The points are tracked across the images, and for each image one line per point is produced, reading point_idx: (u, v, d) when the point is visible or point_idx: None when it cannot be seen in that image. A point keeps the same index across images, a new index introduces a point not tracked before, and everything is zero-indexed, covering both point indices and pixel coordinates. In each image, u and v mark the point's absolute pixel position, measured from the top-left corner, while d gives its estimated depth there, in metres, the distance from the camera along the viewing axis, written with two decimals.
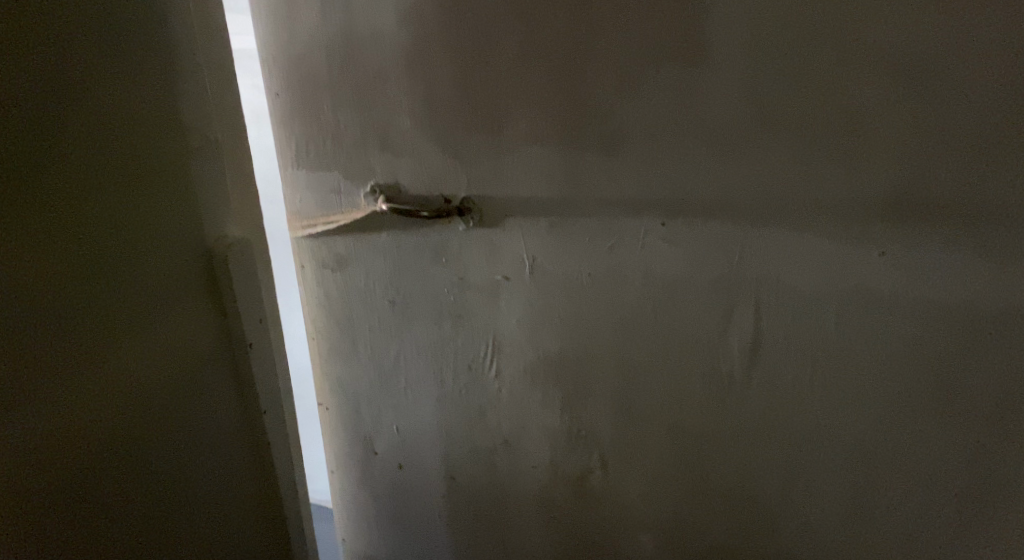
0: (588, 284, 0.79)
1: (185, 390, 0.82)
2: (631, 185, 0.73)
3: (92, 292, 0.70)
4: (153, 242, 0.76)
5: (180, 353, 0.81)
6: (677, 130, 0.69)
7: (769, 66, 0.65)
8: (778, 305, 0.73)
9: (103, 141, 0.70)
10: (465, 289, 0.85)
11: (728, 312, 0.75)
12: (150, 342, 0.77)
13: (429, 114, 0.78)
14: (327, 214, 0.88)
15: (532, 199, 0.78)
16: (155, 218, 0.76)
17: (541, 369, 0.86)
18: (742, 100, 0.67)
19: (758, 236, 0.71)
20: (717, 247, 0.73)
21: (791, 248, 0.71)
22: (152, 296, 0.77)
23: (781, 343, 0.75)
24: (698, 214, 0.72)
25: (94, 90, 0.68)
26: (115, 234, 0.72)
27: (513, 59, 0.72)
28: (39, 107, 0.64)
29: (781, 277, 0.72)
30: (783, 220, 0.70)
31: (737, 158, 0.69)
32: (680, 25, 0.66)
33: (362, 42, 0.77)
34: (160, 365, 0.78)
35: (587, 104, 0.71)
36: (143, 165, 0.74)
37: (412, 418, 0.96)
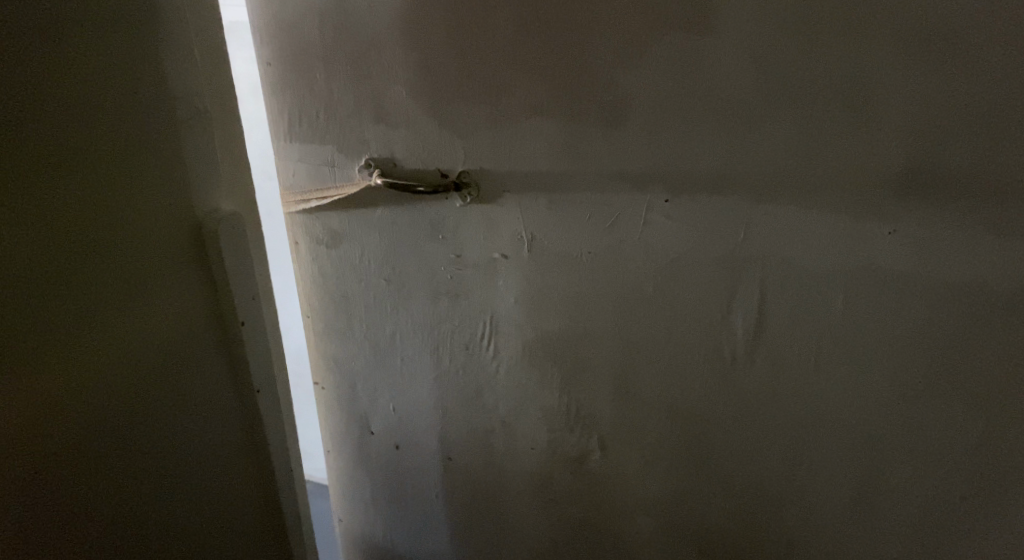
0: (588, 263, 0.77)
1: (177, 369, 0.81)
2: (634, 158, 0.70)
3: (84, 272, 0.69)
4: (139, 215, 0.74)
5: (171, 330, 0.79)
6: (684, 98, 0.66)
7: (783, 28, 0.61)
8: (786, 284, 0.71)
9: (92, 118, 0.68)
10: (462, 266, 0.83)
11: (734, 290, 0.72)
12: (136, 318, 0.75)
13: (424, 85, 0.75)
14: (320, 189, 0.86)
15: (531, 173, 0.75)
16: (142, 190, 0.74)
17: (539, 350, 0.84)
18: (754, 66, 0.63)
19: (765, 213, 0.68)
20: (723, 225, 0.70)
21: (800, 225, 0.68)
22: (139, 271, 0.75)
23: (787, 323, 0.72)
24: (703, 190, 0.69)
25: (75, 55, 0.66)
26: (99, 207, 0.70)
27: (512, 22, 0.69)
28: (27, 84, 0.62)
29: (789, 256, 0.69)
30: (791, 197, 0.67)
31: (745, 131, 0.65)
32: None
33: (356, 9, 0.74)
34: (148, 341, 0.77)
35: (589, 75, 0.68)
36: (134, 142, 0.72)
37: (408, 397, 0.95)
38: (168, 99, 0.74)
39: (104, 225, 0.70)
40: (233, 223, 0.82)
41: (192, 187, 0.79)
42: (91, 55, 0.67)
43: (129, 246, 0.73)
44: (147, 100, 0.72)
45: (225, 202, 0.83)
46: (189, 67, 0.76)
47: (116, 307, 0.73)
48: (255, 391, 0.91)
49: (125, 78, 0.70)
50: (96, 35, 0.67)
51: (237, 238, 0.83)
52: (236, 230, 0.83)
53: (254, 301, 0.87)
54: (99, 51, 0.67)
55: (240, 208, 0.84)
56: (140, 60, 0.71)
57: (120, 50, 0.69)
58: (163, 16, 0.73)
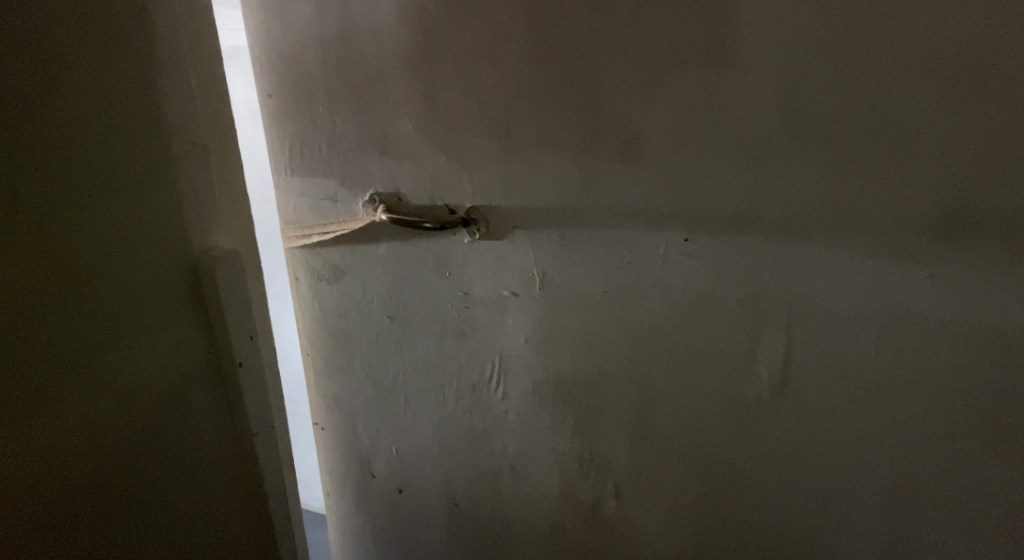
0: (603, 303, 0.73)
1: (171, 413, 0.77)
2: (651, 195, 0.67)
3: (79, 315, 0.66)
4: (134, 253, 0.70)
5: (165, 372, 0.75)
6: (704, 131, 0.63)
7: (808, 59, 0.59)
8: (811, 326, 0.67)
9: (88, 155, 0.65)
10: (470, 303, 0.80)
11: (757, 332, 0.69)
12: (129, 360, 0.71)
13: (431, 118, 0.73)
14: (322, 224, 0.84)
15: (542, 209, 0.72)
16: (137, 226, 0.70)
17: (550, 392, 0.80)
18: (779, 99, 0.60)
19: (790, 252, 0.65)
20: (745, 266, 0.67)
21: (827, 265, 0.65)
22: (132, 310, 0.71)
23: (814, 367, 0.69)
24: (724, 228, 0.66)
25: (67, 87, 0.62)
26: (91, 246, 0.66)
27: (524, 52, 0.66)
28: (30, 118, 0.60)
29: (815, 296, 0.66)
30: (818, 237, 0.64)
31: (768, 169, 0.63)
32: (707, 23, 0.60)
33: (360, 40, 0.72)
34: (141, 384, 0.73)
35: (603, 110, 0.66)
36: (130, 178, 0.69)
37: (411, 438, 0.92)
38: (165, 132, 0.71)
39: (97, 264, 0.67)
40: (232, 259, 0.79)
41: (188, 224, 0.75)
42: (83, 88, 0.63)
43: (122, 285, 0.70)
44: (142, 133, 0.69)
45: (222, 238, 0.79)
46: (187, 101, 0.73)
47: (108, 349, 0.69)
48: (253, 434, 0.87)
49: (120, 111, 0.67)
50: (90, 66, 0.64)
51: (235, 274, 0.80)
52: (234, 268, 0.79)
53: (251, 340, 0.84)
54: (92, 83, 0.64)
55: (237, 244, 0.81)
56: (136, 91, 0.68)
57: (115, 82, 0.66)
58: (161, 46, 0.70)
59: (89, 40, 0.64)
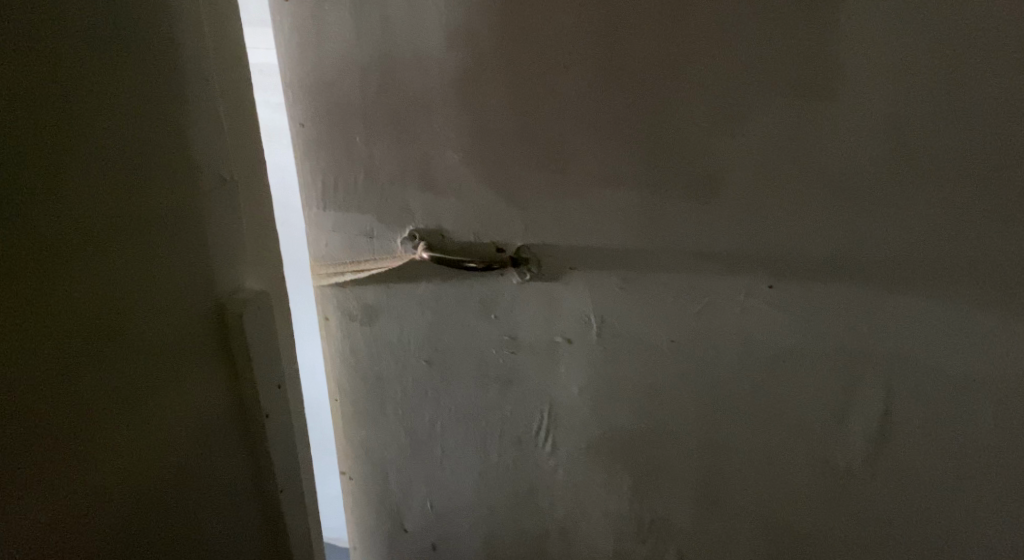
0: (670, 352, 0.67)
1: (192, 467, 0.70)
2: (728, 237, 0.61)
3: (96, 364, 0.59)
4: (157, 302, 0.64)
5: (185, 427, 0.69)
6: (789, 167, 0.57)
7: (914, 87, 0.53)
8: (905, 376, 0.61)
9: (110, 191, 0.58)
10: (517, 349, 0.74)
11: (847, 384, 0.63)
12: (148, 420, 0.65)
13: (480, 149, 0.67)
14: (356, 261, 0.78)
15: (602, 249, 0.66)
16: (159, 273, 0.64)
17: (606, 447, 0.74)
18: (878, 132, 0.54)
19: (886, 301, 0.59)
20: (837, 318, 0.61)
21: (926, 312, 0.58)
22: (151, 366, 0.64)
23: (908, 417, 0.63)
24: (812, 275, 0.60)
25: (89, 116, 0.56)
26: (108, 298, 0.59)
27: (587, 79, 0.60)
28: (37, 144, 0.53)
29: (915, 352, 0.60)
30: (920, 287, 0.58)
31: (865, 212, 0.57)
32: (800, 47, 0.53)
33: (404, 65, 0.66)
34: (158, 446, 0.66)
35: (676, 142, 0.59)
36: (154, 213, 0.62)
37: (448, 492, 0.85)
38: (191, 169, 0.65)
39: (114, 319, 0.60)
40: (262, 303, 0.73)
41: (215, 267, 0.69)
42: (106, 125, 0.57)
43: (141, 339, 0.63)
44: (168, 172, 0.63)
45: (251, 279, 0.73)
46: (217, 131, 0.67)
47: (123, 412, 0.62)
48: (280, 490, 0.81)
49: (145, 149, 0.61)
50: (114, 101, 0.58)
51: (264, 320, 0.73)
52: (263, 311, 0.73)
53: (280, 389, 0.77)
54: (116, 119, 0.58)
55: (265, 285, 0.75)
56: (162, 125, 0.62)
57: (139, 116, 0.60)
58: (189, 74, 0.64)
59: (112, 71, 0.57)
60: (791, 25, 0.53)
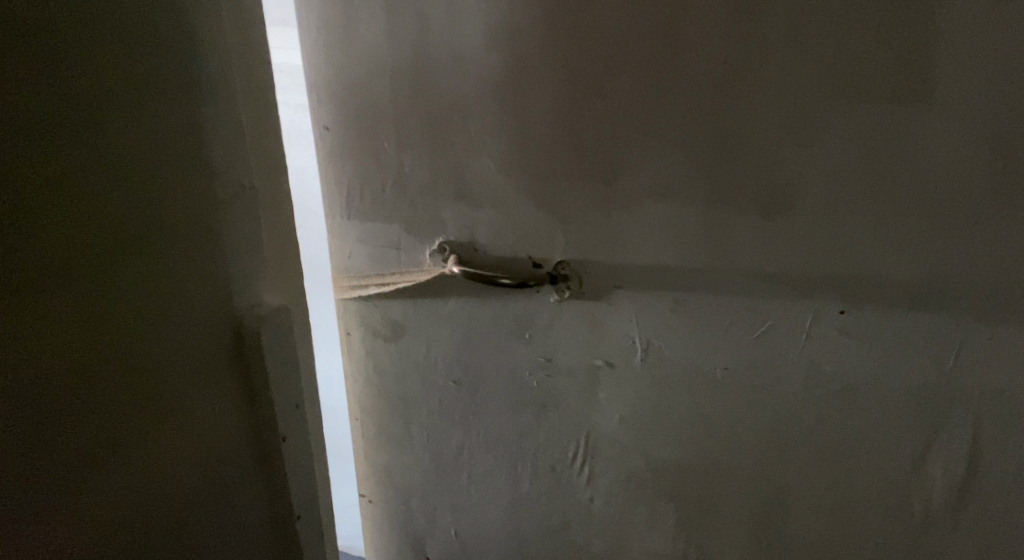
0: (723, 381, 0.61)
1: (210, 488, 0.65)
2: (795, 257, 0.55)
3: (110, 375, 0.55)
4: (167, 318, 0.59)
5: (203, 445, 0.64)
6: (866, 181, 0.52)
7: (1009, 93, 0.47)
8: (988, 413, 0.56)
9: (127, 188, 0.54)
10: (553, 371, 0.69)
11: (922, 419, 0.57)
12: (156, 448, 0.59)
13: (520, 156, 0.62)
14: (381, 274, 0.73)
15: (651, 268, 0.60)
16: (170, 286, 0.59)
17: (649, 480, 0.68)
18: (967, 145, 0.49)
19: (971, 332, 0.54)
20: (914, 349, 0.55)
21: (1015, 343, 0.53)
22: (161, 388, 0.59)
23: (991, 458, 0.57)
24: (887, 300, 0.54)
25: (103, 104, 0.51)
26: (115, 315, 0.54)
27: (640, 81, 0.55)
28: (58, 141, 0.48)
29: (1000, 388, 0.55)
30: (1008, 316, 0.52)
31: (950, 233, 0.51)
32: (880, 47, 0.48)
33: (440, 65, 0.62)
34: (167, 476, 0.61)
35: (738, 152, 0.54)
36: (173, 213, 0.58)
37: (475, 520, 0.81)
38: (209, 175, 0.60)
39: (121, 336, 0.55)
40: (279, 318, 0.67)
41: (233, 280, 0.64)
42: (115, 123, 0.52)
43: (150, 358, 0.58)
44: (183, 176, 0.58)
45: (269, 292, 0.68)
46: (236, 131, 0.62)
47: (129, 439, 0.57)
48: (295, 518, 0.74)
49: (158, 151, 0.56)
50: (125, 96, 0.53)
51: (284, 336, 0.68)
52: (282, 327, 0.68)
53: (298, 410, 0.72)
54: (126, 118, 0.53)
55: (284, 299, 0.70)
56: (178, 127, 0.57)
57: (152, 117, 0.55)
58: (207, 74, 0.59)
59: (124, 69, 0.52)
60: (873, 24, 0.48)
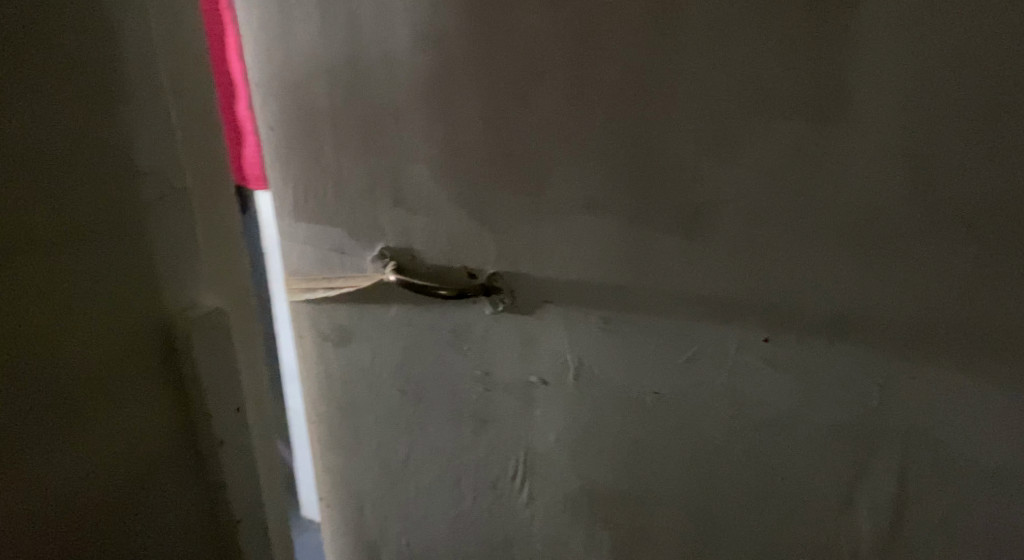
0: (654, 405, 0.58)
1: (142, 456, 0.65)
2: (721, 279, 0.52)
3: (48, 324, 0.57)
4: (88, 308, 0.59)
5: (140, 416, 0.64)
6: (791, 203, 0.48)
7: (937, 118, 0.43)
8: (916, 455, 0.53)
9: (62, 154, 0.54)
10: (491, 386, 0.66)
11: (851, 457, 0.55)
12: (85, 407, 0.60)
13: (450, 162, 0.59)
14: (329, 277, 0.70)
15: (579, 285, 0.58)
16: (95, 266, 0.59)
17: (586, 503, 0.66)
18: (897, 169, 0.45)
19: (900, 370, 0.50)
20: (840, 384, 0.52)
21: (943, 385, 0.50)
22: (81, 373, 0.60)
23: (924, 501, 0.55)
24: (813, 329, 0.51)
25: (27, 74, 0.51)
26: (14, 314, 0.54)
27: (564, 87, 0.52)
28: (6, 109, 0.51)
29: (929, 431, 0.52)
30: (935, 357, 0.49)
31: (877, 264, 0.48)
32: (808, 56, 0.44)
33: (371, 68, 0.59)
34: (89, 448, 0.62)
35: (661, 165, 0.51)
36: (113, 185, 0.58)
37: (424, 532, 0.79)
38: (133, 176, 0.59)
39: (39, 309, 0.56)
40: (213, 322, 0.65)
41: (164, 274, 0.63)
42: (8, 131, 0.51)
43: (59, 365, 0.58)
44: (99, 178, 0.57)
45: (208, 294, 0.66)
46: (164, 128, 0.60)
47: (63, 387, 0.59)
48: (236, 521, 0.72)
49: (67, 154, 0.55)
50: (52, 72, 0.53)
51: (221, 341, 0.66)
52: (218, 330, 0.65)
53: (239, 413, 0.69)
54: (25, 123, 0.52)
55: (225, 303, 0.68)
56: (97, 123, 0.56)
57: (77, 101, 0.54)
58: (131, 73, 0.57)
59: (21, 73, 0.51)
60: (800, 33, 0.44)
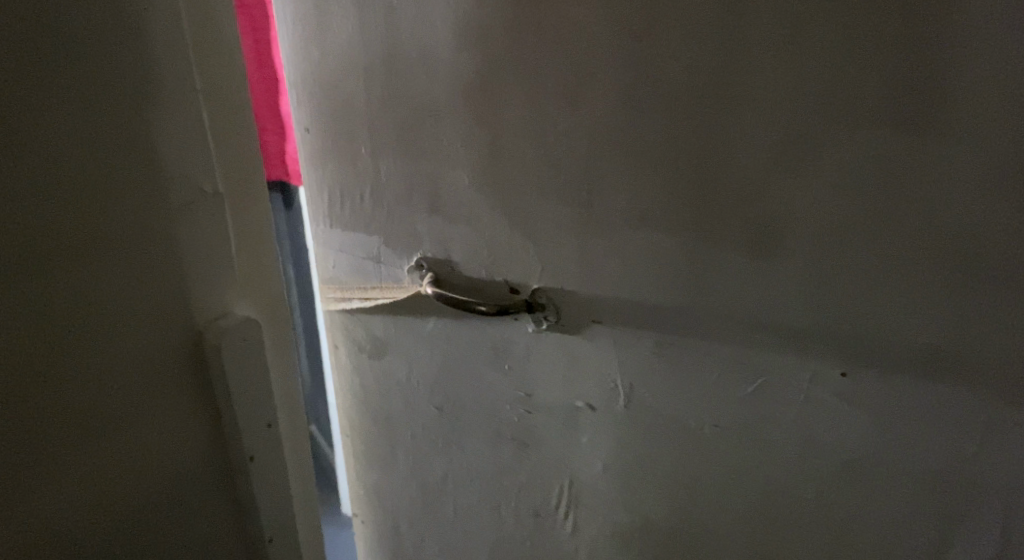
0: (713, 439, 0.53)
1: (191, 457, 0.63)
2: (794, 306, 0.47)
3: (111, 310, 0.55)
4: (146, 301, 0.57)
5: (188, 418, 0.62)
6: (876, 223, 0.43)
7: None
8: (1011, 515, 0.47)
9: (113, 145, 0.52)
10: (533, 409, 0.62)
11: (935, 511, 0.49)
12: (145, 396, 0.59)
13: (491, 168, 0.55)
14: (364, 287, 0.67)
15: (631, 307, 0.53)
16: (155, 259, 0.56)
17: (635, 537, 0.62)
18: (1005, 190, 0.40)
19: (999, 419, 0.45)
20: (927, 429, 0.47)
21: None
22: (140, 364, 0.58)
23: None
24: (898, 367, 0.46)
25: (74, 68, 0.49)
26: (82, 293, 0.53)
27: (619, 89, 0.47)
28: (69, 92, 0.49)
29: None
30: None
31: (979, 299, 0.42)
32: (900, 58, 0.39)
33: (408, 67, 0.55)
34: (147, 438, 0.60)
35: (727, 175, 0.46)
36: (162, 182, 0.55)
37: (461, 555, 0.75)
38: (161, 180, 0.55)
39: (105, 293, 0.54)
40: (247, 334, 0.62)
41: (198, 285, 0.59)
42: (58, 122, 0.49)
43: (81, 381, 0.55)
44: (123, 184, 0.53)
45: (241, 303, 0.63)
46: (197, 132, 0.56)
47: (127, 373, 0.57)
48: (266, 537, 0.70)
49: (88, 160, 0.51)
50: (91, 67, 0.49)
51: (253, 352, 0.63)
52: (248, 343, 0.62)
53: (271, 427, 0.66)
54: (76, 114, 0.50)
55: (259, 313, 0.65)
56: (127, 127, 0.52)
57: (118, 99, 0.51)
58: (162, 74, 0.53)
59: (70, 63, 0.48)
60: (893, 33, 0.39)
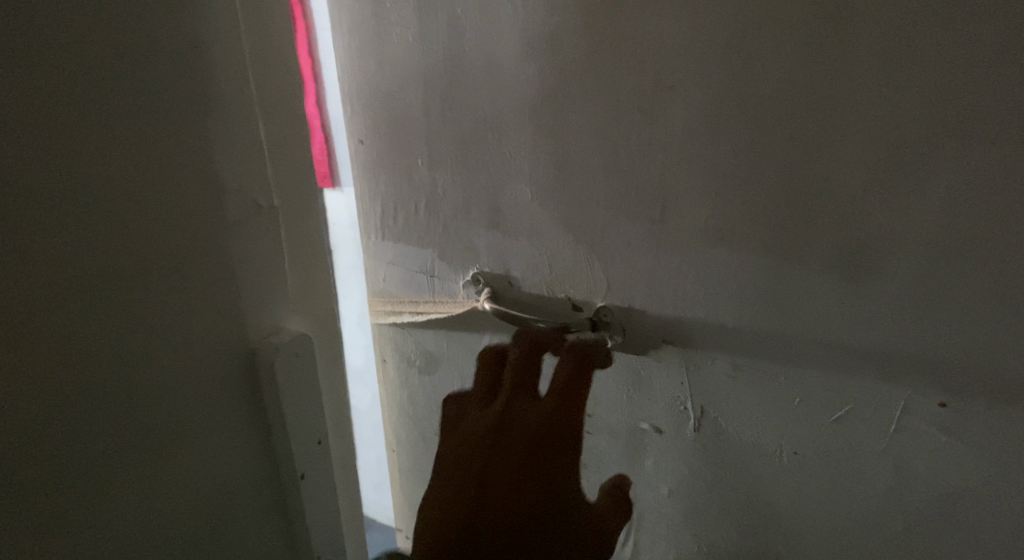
0: (788, 467, 0.52)
1: (248, 479, 0.59)
2: (882, 332, 0.45)
3: (173, 321, 0.51)
4: (205, 313, 0.53)
5: (243, 439, 0.58)
6: (977, 243, 0.41)
7: None
8: None
9: (173, 150, 0.49)
10: (594, 427, 0.61)
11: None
12: (206, 414, 0.55)
13: (557, 181, 0.53)
14: (415, 300, 0.65)
15: (704, 328, 0.51)
16: (212, 269, 0.53)
17: None
18: None
19: None
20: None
21: None
22: (202, 380, 0.54)
23: None
24: (1005, 406, 0.43)
25: (137, 69, 0.46)
26: (146, 302, 0.49)
27: (698, 101, 0.45)
28: (135, 91, 0.46)
29: None
30: None
31: None
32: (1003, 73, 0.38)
33: (471, 77, 0.53)
34: (207, 460, 0.55)
35: (815, 191, 0.44)
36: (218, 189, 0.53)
37: None
38: (218, 189, 0.53)
39: (169, 302, 0.50)
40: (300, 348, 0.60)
41: (251, 296, 0.57)
42: (125, 120, 0.46)
43: (135, 412, 0.49)
44: (183, 190, 0.50)
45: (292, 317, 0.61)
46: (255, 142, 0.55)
47: (189, 388, 0.53)
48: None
49: (138, 173, 0.47)
50: (152, 69, 0.47)
51: (306, 367, 0.61)
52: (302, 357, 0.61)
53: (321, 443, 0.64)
54: (139, 115, 0.47)
55: (309, 327, 0.63)
56: (186, 133, 0.50)
57: (177, 103, 0.49)
58: (222, 82, 0.52)
59: (132, 63, 0.46)
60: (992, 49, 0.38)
